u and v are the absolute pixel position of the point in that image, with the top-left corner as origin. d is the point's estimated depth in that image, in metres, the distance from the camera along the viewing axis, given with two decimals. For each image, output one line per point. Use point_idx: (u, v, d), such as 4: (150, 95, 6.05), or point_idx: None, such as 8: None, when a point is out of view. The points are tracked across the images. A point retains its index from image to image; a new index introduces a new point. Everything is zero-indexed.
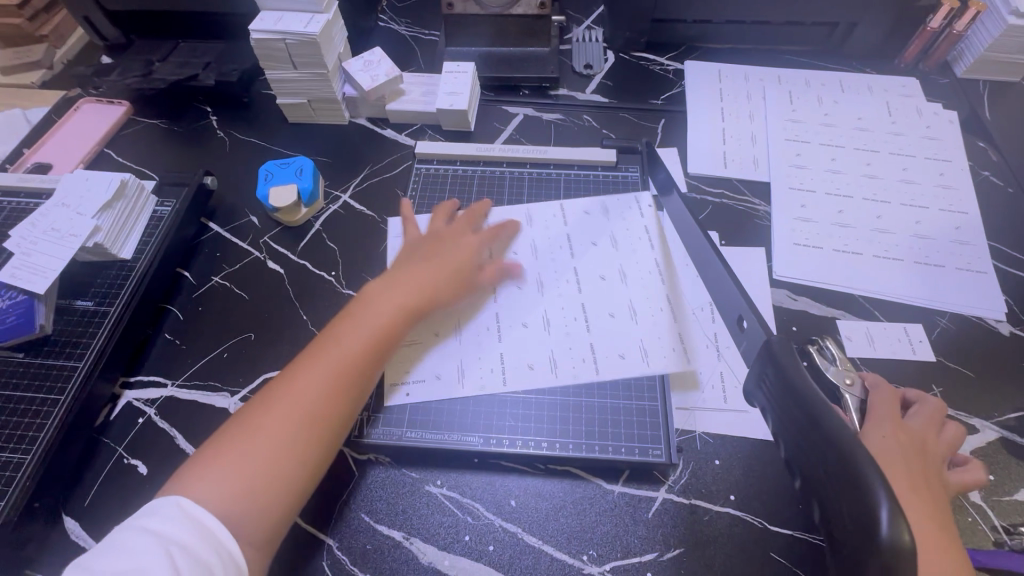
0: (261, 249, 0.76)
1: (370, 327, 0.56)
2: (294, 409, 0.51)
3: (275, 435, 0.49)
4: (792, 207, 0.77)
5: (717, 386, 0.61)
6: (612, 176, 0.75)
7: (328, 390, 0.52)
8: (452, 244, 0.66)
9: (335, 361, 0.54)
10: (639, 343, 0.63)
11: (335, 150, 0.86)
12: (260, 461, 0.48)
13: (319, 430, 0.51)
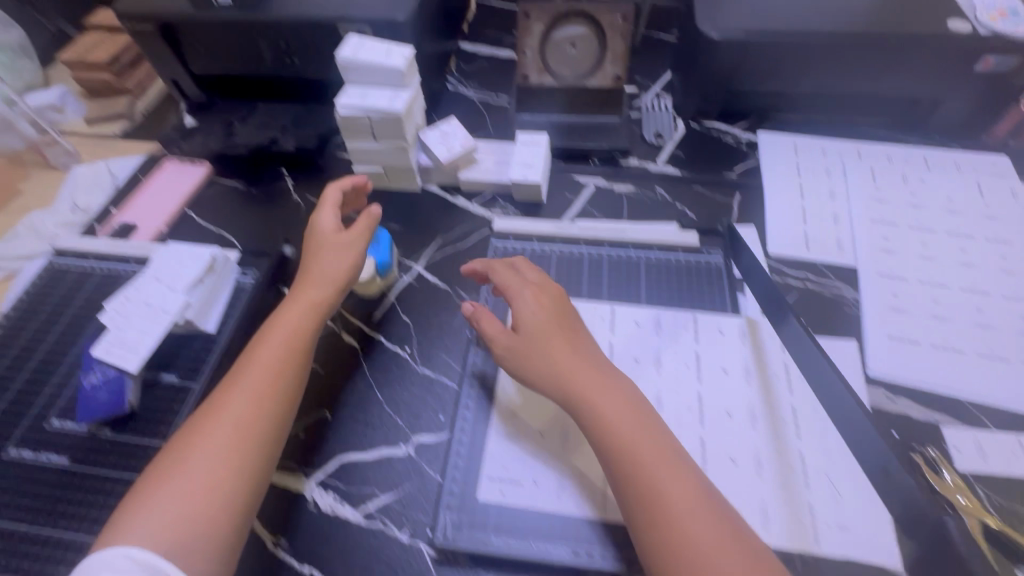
0: (336, 321, 0.76)
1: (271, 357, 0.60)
2: (206, 441, 0.54)
3: (192, 449, 0.54)
4: (883, 296, 0.73)
5: (846, 527, 0.53)
6: (694, 261, 0.72)
7: (249, 408, 0.56)
8: (323, 253, 0.67)
9: (241, 395, 0.57)
10: (765, 498, 0.54)
11: (408, 217, 0.87)
12: (179, 495, 0.51)
13: (249, 442, 0.55)
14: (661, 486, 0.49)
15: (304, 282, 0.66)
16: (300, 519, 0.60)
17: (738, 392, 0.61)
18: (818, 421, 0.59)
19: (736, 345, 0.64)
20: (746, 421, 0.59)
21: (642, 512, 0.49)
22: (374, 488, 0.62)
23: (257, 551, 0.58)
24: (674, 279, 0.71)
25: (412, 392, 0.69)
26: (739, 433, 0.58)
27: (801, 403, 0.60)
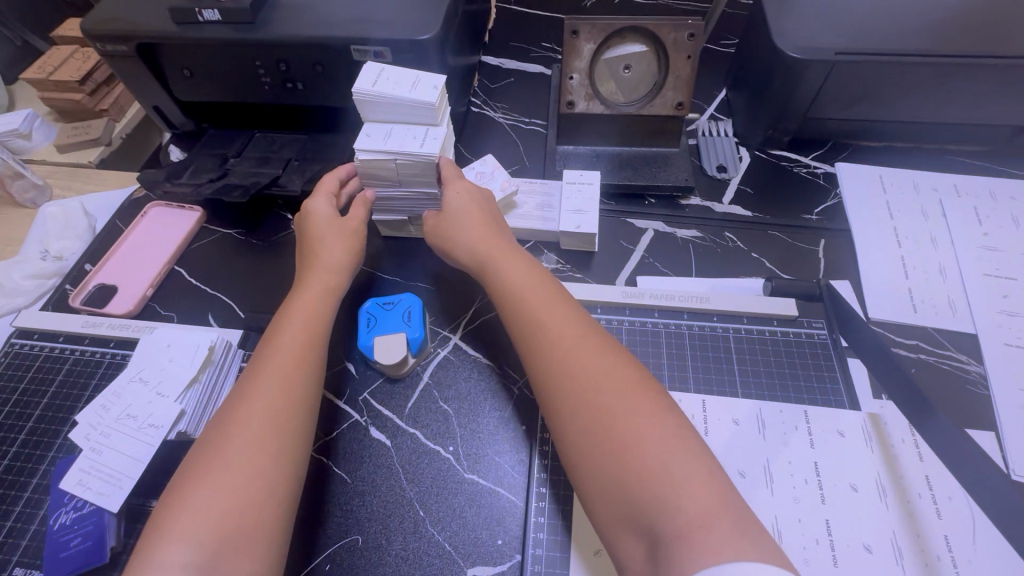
0: (361, 409, 0.63)
1: (287, 351, 0.54)
2: (234, 439, 0.48)
3: (221, 446, 0.48)
4: (1013, 371, 0.62)
5: None
6: (792, 332, 0.60)
7: (280, 397, 0.51)
8: (328, 239, 0.64)
9: (264, 386, 0.51)
10: None
11: (439, 272, 0.74)
12: (213, 502, 0.44)
13: (288, 434, 0.49)
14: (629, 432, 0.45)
15: (321, 279, 0.62)
16: None
17: (871, 515, 0.49)
18: (976, 553, 0.47)
19: (861, 450, 0.52)
20: (892, 562, 0.47)
21: (608, 465, 0.44)
22: None
23: None
24: (772, 361, 0.59)
25: (461, 505, 0.57)
26: (883, 573, 0.46)
27: (950, 533, 0.48)
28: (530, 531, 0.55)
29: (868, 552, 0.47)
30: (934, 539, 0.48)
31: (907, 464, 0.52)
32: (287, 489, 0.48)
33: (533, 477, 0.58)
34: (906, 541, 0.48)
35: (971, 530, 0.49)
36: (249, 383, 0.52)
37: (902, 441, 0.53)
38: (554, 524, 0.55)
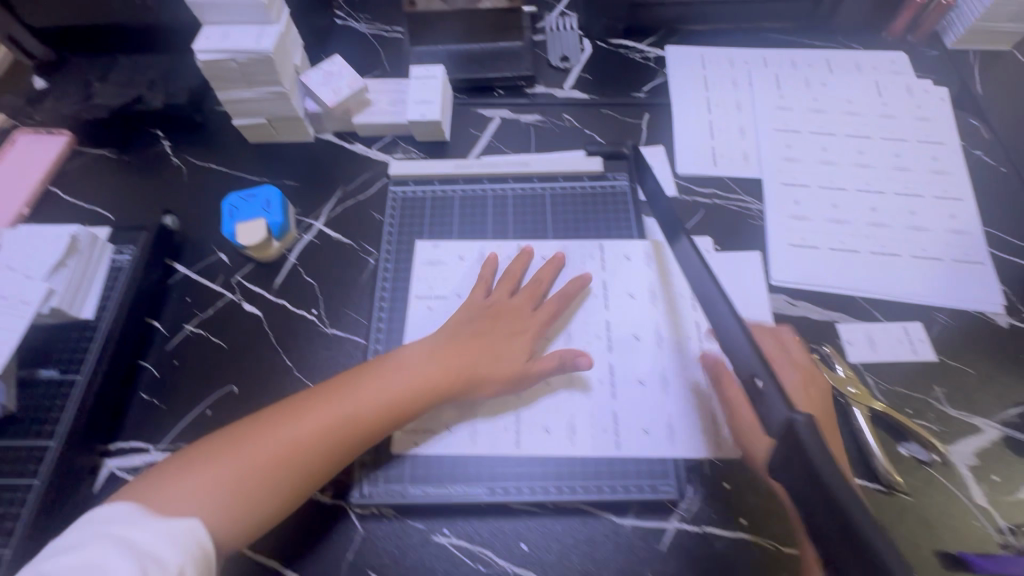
0: (235, 290, 0.71)
1: (394, 381, 0.55)
2: (280, 437, 0.51)
3: (225, 495, 0.48)
4: (785, 204, 0.74)
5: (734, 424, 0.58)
6: (599, 186, 0.72)
7: (327, 461, 0.51)
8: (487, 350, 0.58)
9: (340, 406, 0.53)
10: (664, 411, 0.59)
11: (306, 172, 0.81)
12: (202, 490, 0.47)
13: (261, 501, 0.49)
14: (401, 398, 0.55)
15: (484, 358, 0.58)
16: None
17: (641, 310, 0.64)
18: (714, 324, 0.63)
19: (640, 268, 0.66)
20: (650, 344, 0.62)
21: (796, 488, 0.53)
22: None
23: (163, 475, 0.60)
24: (580, 211, 0.70)
25: (323, 354, 0.66)
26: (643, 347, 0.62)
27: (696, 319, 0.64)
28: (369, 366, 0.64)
29: (631, 334, 0.63)
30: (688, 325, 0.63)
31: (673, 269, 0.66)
32: (259, 519, 0.49)
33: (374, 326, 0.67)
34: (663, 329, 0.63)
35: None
36: (283, 419, 0.52)
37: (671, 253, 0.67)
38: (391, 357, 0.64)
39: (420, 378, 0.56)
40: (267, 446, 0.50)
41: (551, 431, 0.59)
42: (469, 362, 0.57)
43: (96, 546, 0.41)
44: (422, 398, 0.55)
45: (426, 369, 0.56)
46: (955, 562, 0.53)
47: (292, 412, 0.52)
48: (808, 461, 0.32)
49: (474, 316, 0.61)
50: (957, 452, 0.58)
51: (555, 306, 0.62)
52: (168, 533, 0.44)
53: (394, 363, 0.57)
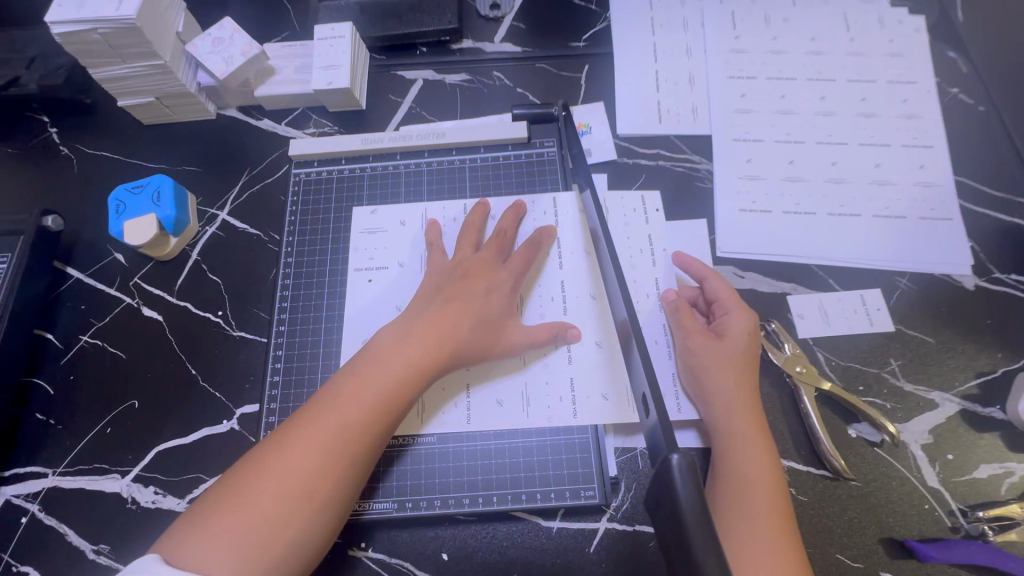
0: (133, 293, 0.65)
1: (380, 387, 0.47)
2: (291, 468, 0.43)
3: (249, 554, 0.40)
4: (736, 163, 0.67)
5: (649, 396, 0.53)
6: (525, 155, 0.64)
7: (340, 486, 0.44)
8: (462, 329, 0.51)
9: (331, 427, 0.45)
10: (576, 387, 0.54)
11: (206, 155, 0.72)
12: (233, 542, 0.40)
13: (295, 539, 0.42)
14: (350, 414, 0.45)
15: (448, 345, 0.50)
16: (120, 520, 0.55)
17: (569, 291, 0.57)
18: (650, 296, 0.59)
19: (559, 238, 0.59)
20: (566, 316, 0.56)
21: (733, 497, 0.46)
22: (201, 472, 0.57)
23: (62, 500, 0.56)
24: (504, 183, 0.63)
25: (227, 359, 0.61)
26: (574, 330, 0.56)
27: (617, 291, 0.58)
28: (268, 368, 0.58)
29: (561, 315, 0.56)
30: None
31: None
32: (296, 558, 0.42)
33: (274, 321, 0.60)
34: (580, 300, 0.57)
35: (653, 285, 0.60)
36: (265, 460, 0.44)
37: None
38: (299, 355, 0.59)
39: (401, 372, 0.47)
40: (248, 503, 0.42)
41: (457, 422, 0.54)
42: (448, 340, 0.50)
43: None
44: (403, 393, 0.47)
45: (404, 361, 0.48)
46: (900, 549, 0.50)
47: (285, 445, 0.44)
48: (673, 501, 0.30)
49: (442, 285, 0.54)
50: (910, 429, 0.54)
51: (527, 255, 0.57)
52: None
53: (363, 362, 0.48)
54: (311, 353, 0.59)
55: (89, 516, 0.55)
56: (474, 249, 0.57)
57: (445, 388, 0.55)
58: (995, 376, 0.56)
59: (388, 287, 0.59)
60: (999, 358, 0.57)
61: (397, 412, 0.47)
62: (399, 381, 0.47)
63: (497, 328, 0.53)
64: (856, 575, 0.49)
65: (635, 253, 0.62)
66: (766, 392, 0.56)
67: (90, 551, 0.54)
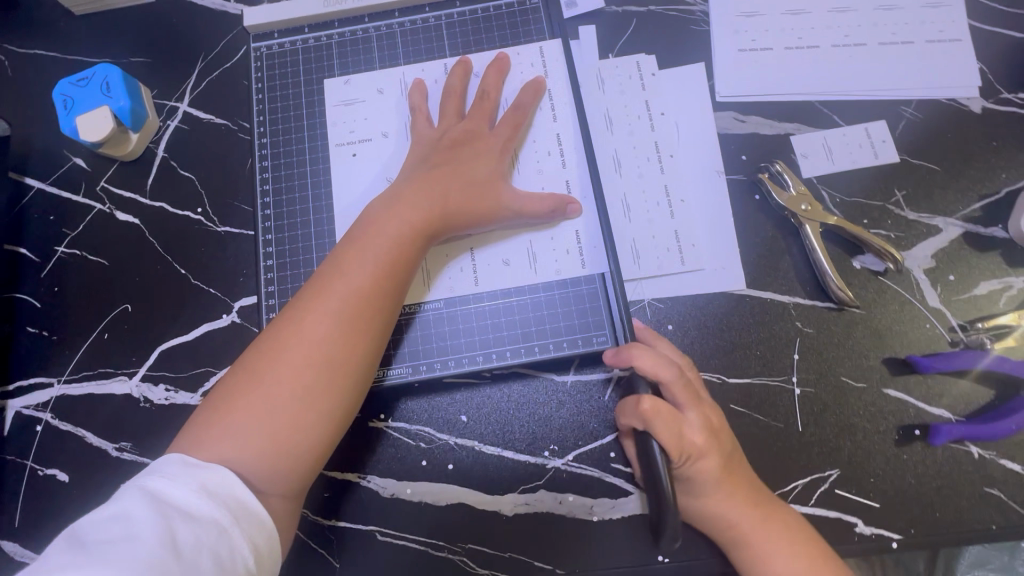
0: (102, 199, 0.61)
1: (379, 252, 0.45)
2: (305, 339, 0.42)
3: (278, 424, 0.40)
4: (734, 1, 0.61)
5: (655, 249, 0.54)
6: (506, 7, 0.59)
7: (358, 353, 0.43)
8: (454, 190, 0.49)
9: (337, 296, 0.43)
10: (581, 241, 0.52)
11: (154, 42, 0.65)
12: (260, 414, 0.40)
13: (324, 405, 0.42)
14: (356, 280, 0.44)
15: (439, 205, 0.48)
16: (136, 419, 0.55)
17: (566, 144, 0.54)
18: (649, 146, 0.58)
19: (550, 92, 0.56)
20: (565, 173, 0.54)
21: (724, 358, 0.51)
22: (209, 366, 0.56)
23: (74, 406, 0.56)
24: (486, 38, 0.58)
25: (217, 256, 0.58)
26: (571, 183, 0.54)
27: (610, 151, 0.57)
28: (259, 257, 0.56)
29: (560, 167, 0.54)
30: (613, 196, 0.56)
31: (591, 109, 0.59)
32: (329, 424, 0.42)
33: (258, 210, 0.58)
34: (578, 153, 0.54)
35: (655, 126, 0.58)
36: (277, 336, 0.42)
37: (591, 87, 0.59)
38: (289, 243, 0.57)
39: (397, 236, 0.46)
40: (271, 378, 0.41)
41: (462, 287, 0.53)
42: (442, 200, 0.48)
43: (130, 498, 0.35)
44: (404, 257, 0.46)
45: (399, 226, 0.46)
46: (903, 366, 0.52)
47: (294, 319, 0.43)
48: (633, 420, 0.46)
49: (432, 152, 0.51)
50: (913, 256, 0.54)
51: (515, 119, 0.53)
52: (200, 485, 0.36)
53: (358, 233, 0.46)
54: (302, 237, 0.56)
55: (105, 418, 0.55)
56: (459, 118, 0.54)
57: (447, 252, 0.53)
58: (999, 197, 0.55)
59: (373, 162, 0.56)
60: (1003, 180, 0.56)
61: (401, 276, 0.46)
62: (399, 247, 0.46)
63: (491, 187, 0.50)
64: (860, 393, 0.52)
65: (631, 104, 0.59)
66: (769, 234, 0.55)
67: (113, 449, 0.54)
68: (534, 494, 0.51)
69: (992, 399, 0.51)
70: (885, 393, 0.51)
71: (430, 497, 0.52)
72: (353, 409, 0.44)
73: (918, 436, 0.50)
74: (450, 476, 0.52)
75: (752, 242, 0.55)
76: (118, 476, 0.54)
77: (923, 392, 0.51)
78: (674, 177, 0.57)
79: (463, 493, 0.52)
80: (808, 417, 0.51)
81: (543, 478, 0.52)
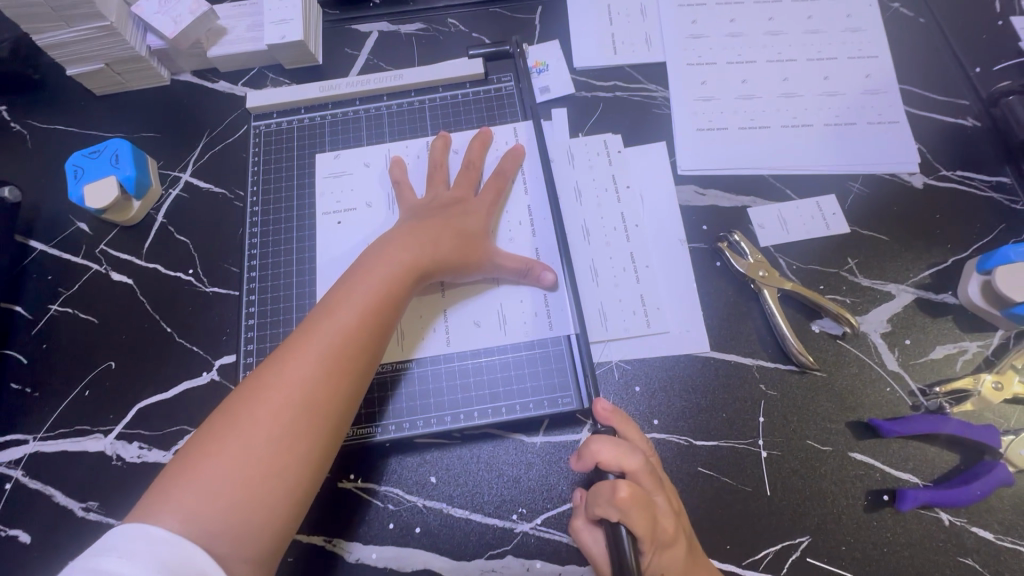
0: (100, 261, 0.64)
1: (363, 299, 0.48)
2: (287, 383, 0.44)
3: (257, 467, 0.41)
4: (691, 88, 0.68)
5: (629, 314, 0.57)
6: (483, 93, 0.65)
7: (339, 394, 0.45)
8: (437, 243, 0.52)
9: (321, 340, 0.45)
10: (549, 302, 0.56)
11: (163, 119, 0.71)
12: (238, 457, 0.41)
13: (305, 446, 0.43)
14: (340, 324, 0.46)
15: (422, 256, 0.51)
16: (105, 478, 0.55)
17: (536, 214, 0.59)
18: (618, 214, 0.62)
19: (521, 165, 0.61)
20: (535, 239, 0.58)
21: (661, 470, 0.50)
22: (185, 424, 0.57)
23: (46, 464, 0.56)
24: (464, 120, 0.64)
25: (203, 315, 0.61)
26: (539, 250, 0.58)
27: (578, 219, 0.62)
28: (244, 317, 0.59)
29: (530, 236, 0.58)
30: (581, 265, 0.60)
31: (562, 183, 0.64)
32: (308, 466, 0.43)
33: (244, 272, 0.61)
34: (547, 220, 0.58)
35: (621, 199, 0.63)
36: (257, 381, 0.44)
37: (567, 162, 0.65)
38: (271, 302, 0.59)
39: (381, 286, 0.49)
40: (251, 421, 0.42)
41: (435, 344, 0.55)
42: (425, 261, 0.51)
43: None
44: (388, 304, 0.49)
45: (383, 277, 0.49)
46: (866, 429, 0.52)
47: (278, 363, 0.45)
48: None
49: (419, 216, 0.55)
50: (870, 321, 0.56)
51: (497, 185, 0.58)
52: (160, 564, 0.35)
53: (343, 284, 0.49)
54: (285, 297, 0.59)
55: (75, 476, 0.55)
56: (445, 186, 0.58)
57: (421, 312, 0.56)
58: (947, 265, 0.58)
59: (358, 229, 0.60)
60: (949, 249, 0.59)
61: (384, 324, 0.48)
62: (382, 294, 0.49)
63: (472, 241, 0.54)
64: (826, 457, 0.52)
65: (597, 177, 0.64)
66: (731, 298, 0.58)
67: (79, 509, 0.54)
68: (501, 561, 0.50)
69: (958, 464, 0.51)
70: (850, 457, 0.52)
71: (396, 563, 0.51)
72: (334, 451, 0.45)
73: (886, 501, 0.50)
74: (416, 542, 0.51)
75: (714, 306, 0.58)
76: (80, 536, 0.53)
77: (887, 456, 0.52)
78: (639, 247, 0.60)
79: (430, 560, 0.51)
80: (775, 480, 0.51)
81: (510, 544, 0.51)
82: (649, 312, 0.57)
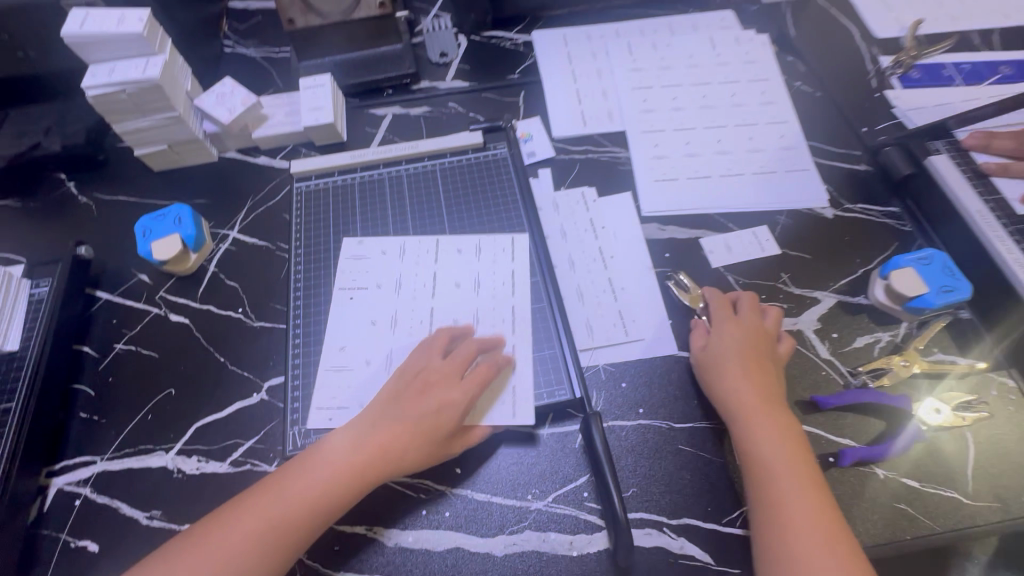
0: (160, 305, 0.75)
1: (340, 464, 0.57)
2: (263, 510, 0.54)
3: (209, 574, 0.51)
4: (647, 149, 0.85)
5: (612, 324, 0.70)
6: (482, 158, 0.82)
7: (295, 535, 0.54)
8: (410, 408, 0.60)
9: (299, 489, 0.55)
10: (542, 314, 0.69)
11: (213, 188, 0.85)
12: (205, 558, 0.52)
13: (252, 572, 0.52)
14: (317, 479, 0.56)
15: (396, 425, 0.59)
16: (168, 489, 0.63)
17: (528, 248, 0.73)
18: (596, 248, 0.76)
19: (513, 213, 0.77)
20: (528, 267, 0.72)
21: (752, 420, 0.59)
22: (238, 438, 0.66)
23: (112, 480, 0.63)
24: (468, 179, 0.80)
25: (252, 346, 0.71)
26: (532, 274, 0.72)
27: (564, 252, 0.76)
28: (290, 343, 0.69)
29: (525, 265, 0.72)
30: (570, 288, 0.73)
31: (549, 225, 0.78)
32: None
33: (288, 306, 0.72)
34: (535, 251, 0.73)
35: (598, 236, 0.77)
36: (246, 499, 0.55)
37: (552, 209, 0.80)
38: (311, 328, 0.70)
39: (360, 452, 0.57)
40: (224, 532, 0.53)
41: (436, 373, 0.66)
42: (397, 429, 0.59)
43: None
44: (359, 474, 0.56)
45: (363, 444, 0.58)
46: (810, 405, 0.65)
47: (266, 489, 0.56)
48: None
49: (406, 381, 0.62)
50: (803, 320, 0.70)
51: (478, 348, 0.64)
52: None
53: (334, 442, 0.59)
54: (323, 323, 0.71)
55: (139, 489, 0.63)
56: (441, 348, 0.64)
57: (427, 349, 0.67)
58: (858, 275, 0.74)
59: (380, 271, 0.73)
60: (858, 262, 0.75)
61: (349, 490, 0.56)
62: (357, 462, 0.57)
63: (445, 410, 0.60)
64: None
65: (577, 220, 0.79)
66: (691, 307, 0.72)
67: (143, 517, 0.61)
68: (520, 535, 0.59)
69: (884, 428, 0.63)
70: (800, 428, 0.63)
71: (429, 545, 0.59)
72: None
73: (832, 461, 0.61)
74: (446, 524, 0.60)
75: (680, 314, 0.71)
76: (145, 542, 0.60)
77: (829, 425, 0.63)
78: (615, 272, 0.74)
79: (458, 538, 0.59)
80: None
81: (527, 520, 0.60)
82: (627, 322, 0.70)
